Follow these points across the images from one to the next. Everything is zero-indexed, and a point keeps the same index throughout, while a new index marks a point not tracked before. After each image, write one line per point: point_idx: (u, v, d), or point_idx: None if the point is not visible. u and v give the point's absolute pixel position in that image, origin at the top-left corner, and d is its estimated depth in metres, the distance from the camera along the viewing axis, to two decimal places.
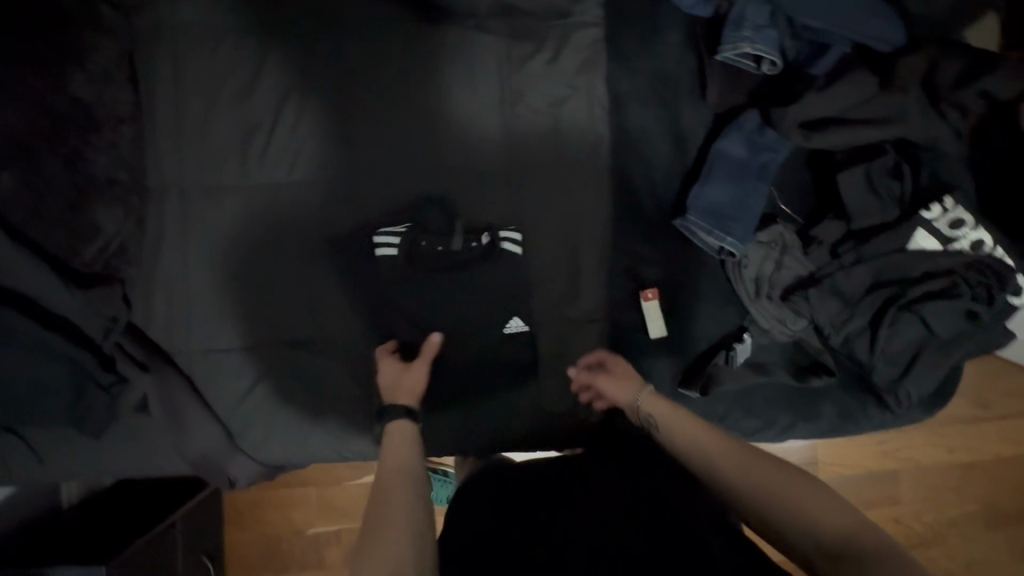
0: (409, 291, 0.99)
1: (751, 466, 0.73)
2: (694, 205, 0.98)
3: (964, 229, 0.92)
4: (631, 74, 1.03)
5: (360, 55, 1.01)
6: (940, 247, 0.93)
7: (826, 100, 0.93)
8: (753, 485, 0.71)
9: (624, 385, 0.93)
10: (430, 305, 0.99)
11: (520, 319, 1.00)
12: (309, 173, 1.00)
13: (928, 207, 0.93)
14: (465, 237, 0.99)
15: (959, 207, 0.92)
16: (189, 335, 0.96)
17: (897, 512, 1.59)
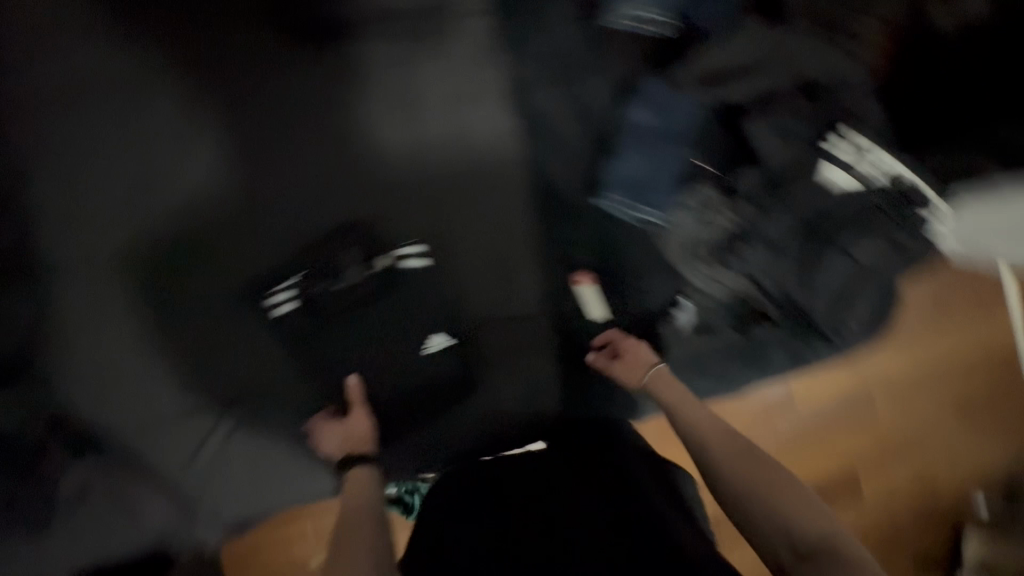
0: (338, 323, 0.96)
1: (748, 467, 0.76)
2: (608, 180, 0.97)
3: (868, 156, 0.91)
4: (527, 54, 1.00)
5: (242, 90, 0.97)
6: (847, 177, 0.92)
7: (715, 56, 0.95)
8: (743, 479, 0.75)
9: (636, 368, 0.94)
10: (363, 332, 0.96)
11: (440, 333, 0.99)
12: (214, 219, 0.96)
13: (825, 139, 0.93)
14: (362, 267, 0.96)
15: (855, 134, 0.92)
16: (122, 410, 0.92)
17: None
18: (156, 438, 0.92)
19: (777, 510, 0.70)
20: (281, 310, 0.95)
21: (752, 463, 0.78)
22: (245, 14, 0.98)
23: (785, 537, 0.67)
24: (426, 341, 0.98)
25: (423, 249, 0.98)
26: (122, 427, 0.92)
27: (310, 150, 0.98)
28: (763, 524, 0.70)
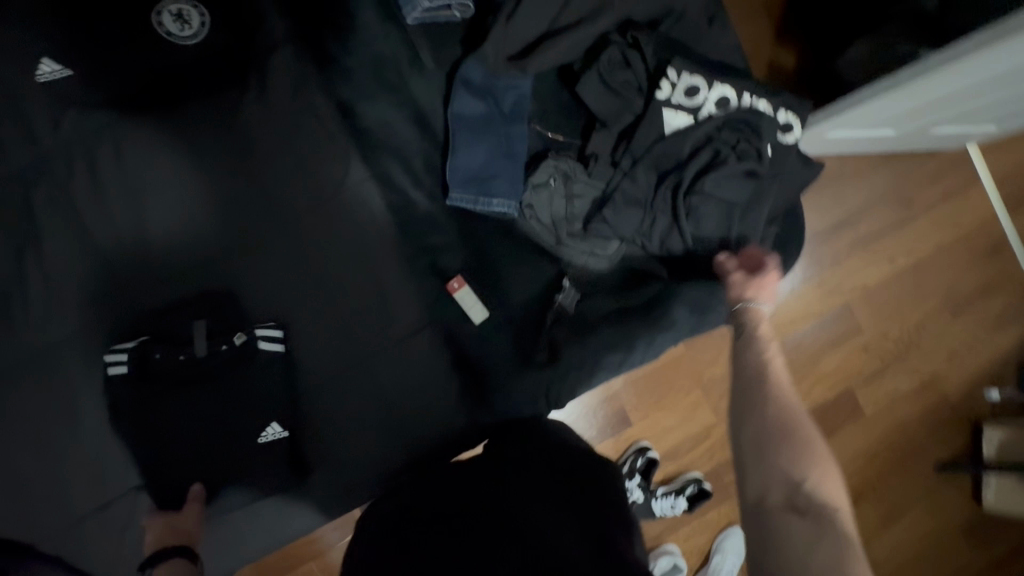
0: (182, 397, 0.90)
1: (788, 423, 0.66)
2: (454, 179, 0.93)
3: (703, 92, 0.89)
4: (346, 70, 0.97)
5: (74, 178, 0.95)
6: (690, 119, 0.91)
7: (523, 24, 0.89)
8: (773, 431, 0.66)
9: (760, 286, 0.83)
10: (212, 404, 0.91)
11: (276, 423, 0.93)
12: (80, 312, 0.95)
13: (659, 86, 0.89)
14: (212, 341, 0.92)
15: (685, 74, 0.88)
16: (37, 520, 0.92)
17: (863, 340, 1.51)
18: (74, 540, 0.92)
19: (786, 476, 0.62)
20: (112, 372, 0.90)
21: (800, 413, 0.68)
22: (46, 102, 0.94)
23: (785, 493, 0.60)
24: (263, 431, 0.93)
25: (278, 333, 0.94)
26: (37, 539, 0.91)
27: (155, 222, 0.96)
28: (760, 472, 0.64)
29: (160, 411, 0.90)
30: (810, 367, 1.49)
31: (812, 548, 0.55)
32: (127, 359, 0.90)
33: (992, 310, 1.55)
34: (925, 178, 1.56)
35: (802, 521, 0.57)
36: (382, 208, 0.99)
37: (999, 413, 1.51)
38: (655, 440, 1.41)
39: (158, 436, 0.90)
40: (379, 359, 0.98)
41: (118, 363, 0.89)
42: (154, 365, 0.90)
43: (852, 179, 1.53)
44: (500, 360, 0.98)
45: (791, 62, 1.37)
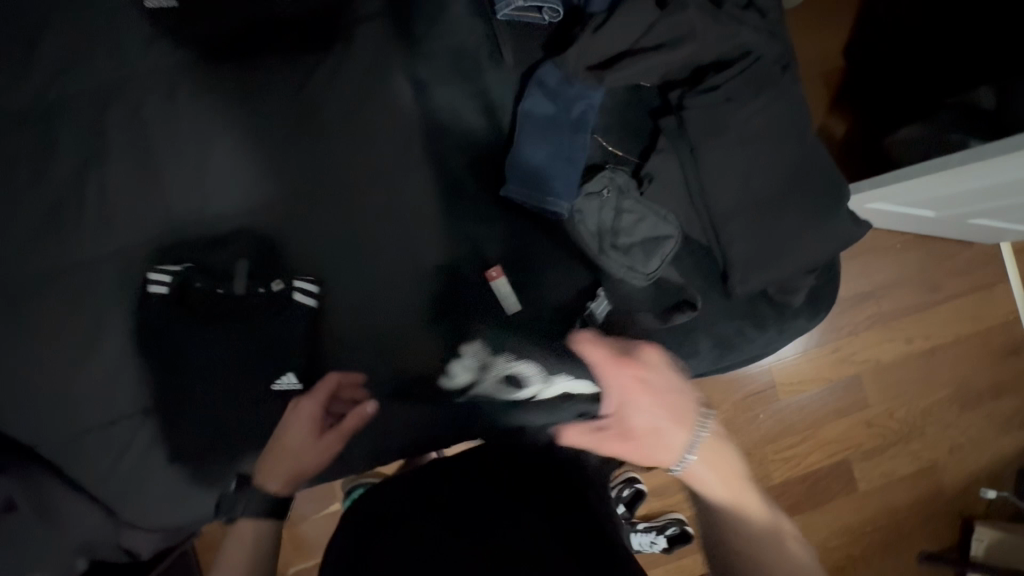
0: (213, 331, 0.94)
1: (733, 480, 0.80)
2: (513, 171, 0.95)
3: (504, 382, 0.96)
4: (428, 54, 1.00)
5: (151, 108, 0.99)
6: (501, 396, 0.96)
7: (606, 38, 0.92)
8: (734, 503, 0.78)
9: (648, 371, 0.82)
10: (238, 342, 0.95)
11: (293, 373, 0.95)
12: (129, 234, 0.97)
13: (446, 374, 0.97)
14: (250, 282, 0.96)
15: (474, 382, 0.96)
16: (41, 427, 0.93)
17: (866, 414, 1.53)
18: (74, 452, 0.93)
19: (751, 538, 0.76)
20: (154, 289, 0.94)
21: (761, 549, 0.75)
22: (144, 33, 0.99)
23: None
24: (279, 377, 0.95)
25: (314, 288, 0.96)
26: (41, 443, 0.93)
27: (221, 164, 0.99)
28: None
29: (192, 337, 0.94)
30: (808, 432, 1.51)
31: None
32: (169, 282, 0.94)
33: (999, 410, 1.56)
34: (956, 268, 1.57)
35: None
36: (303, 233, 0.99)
37: (991, 513, 1.51)
38: (646, 473, 1.40)
39: (187, 365, 0.94)
40: (402, 334, 0.98)
41: (158, 283, 0.94)
42: (194, 291, 0.95)
43: (885, 255, 1.55)
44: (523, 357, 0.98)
45: (842, 130, 1.40)
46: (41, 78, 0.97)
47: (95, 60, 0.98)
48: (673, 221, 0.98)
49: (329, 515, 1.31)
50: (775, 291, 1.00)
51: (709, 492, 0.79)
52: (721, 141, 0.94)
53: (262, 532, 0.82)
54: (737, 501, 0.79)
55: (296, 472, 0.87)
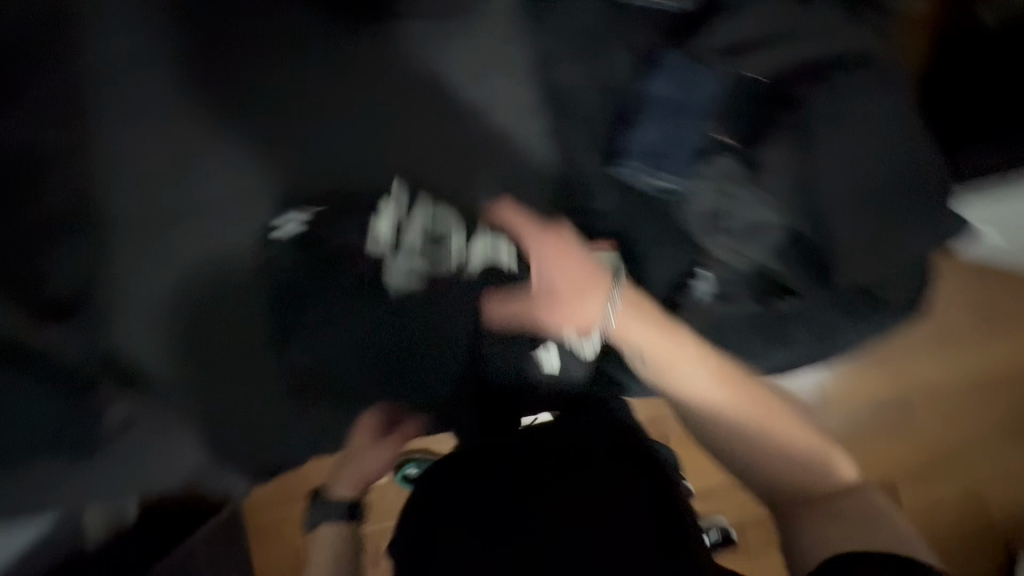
0: (323, 274, 0.96)
1: (726, 380, 0.77)
2: (628, 149, 1.00)
3: (411, 232, 0.98)
4: (551, 38, 1.07)
5: (292, 69, 1.07)
6: (417, 244, 0.97)
7: (729, 30, 1.00)
8: (754, 410, 0.76)
9: (576, 279, 0.79)
10: (345, 290, 0.95)
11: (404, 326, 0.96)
12: (262, 183, 1.04)
13: (377, 239, 0.97)
14: (369, 229, 0.98)
15: (404, 221, 1.00)
16: (162, 353, 0.97)
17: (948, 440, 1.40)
18: (192, 378, 0.97)
19: (767, 437, 0.75)
20: (285, 230, 1.01)
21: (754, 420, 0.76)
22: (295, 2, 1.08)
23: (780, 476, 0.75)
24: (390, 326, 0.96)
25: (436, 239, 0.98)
26: (161, 368, 0.96)
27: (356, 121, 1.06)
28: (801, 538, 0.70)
29: (315, 277, 0.97)
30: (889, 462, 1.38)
31: (810, 534, 0.70)
32: (302, 221, 1.01)
33: None
34: None
35: (826, 520, 0.70)
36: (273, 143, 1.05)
37: None
38: None
39: (298, 306, 0.97)
40: None
41: (288, 226, 1.01)
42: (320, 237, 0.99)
43: None
44: None
45: None
46: (208, 33, 1.08)
47: (251, 23, 1.08)
48: (778, 210, 1.00)
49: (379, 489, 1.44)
50: (875, 286, 1.02)
51: (717, 405, 0.76)
52: (835, 134, 0.98)
53: (337, 538, 0.98)
54: (726, 395, 0.77)
55: (365, 473, 1.02)
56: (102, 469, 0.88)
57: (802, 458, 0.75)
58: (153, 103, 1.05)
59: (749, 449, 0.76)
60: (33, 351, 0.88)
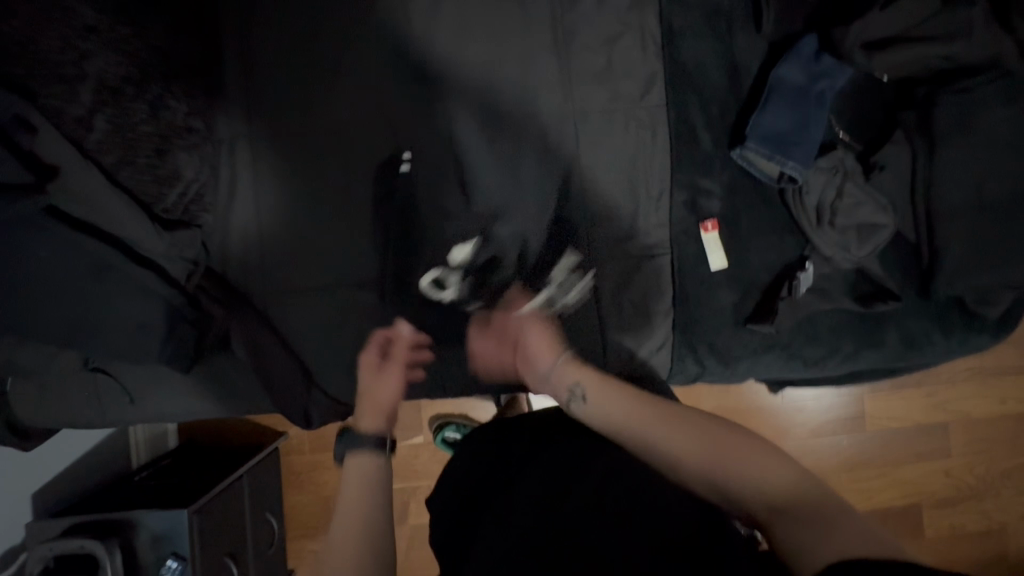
0: (441, 221, 1.01)
1: (669, 423, 0.75)
2: (755, 131, 0.97)
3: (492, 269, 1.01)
4: (687, 6, 1.03)
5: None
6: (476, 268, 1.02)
7: (885, 20, 0.93)
8: (686, 434, 0.73)
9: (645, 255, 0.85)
10: (463, 241, 1.01)
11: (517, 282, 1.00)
12: (372, 119, 0.99)
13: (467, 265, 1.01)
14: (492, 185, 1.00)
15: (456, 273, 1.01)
16: (264, 279, 0.99)
17: (947, 464, 1.76)
18: (295, 306, 0.99)
19: (710, 456, 0.69)
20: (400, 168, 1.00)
21: (703, 439, 0.71)
22: None
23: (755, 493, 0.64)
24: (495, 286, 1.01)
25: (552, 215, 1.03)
26: (263, 294, 0.98)
27: (462, 48, 1.01)
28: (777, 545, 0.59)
29: (430, 222, 1.01)
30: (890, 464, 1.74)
31: (797, 533, 0.57)
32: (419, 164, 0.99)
33: None
34: None
35: (797, 520, 0.58)
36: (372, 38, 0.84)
37: None
38: None
39: (413, 250, 1.01)
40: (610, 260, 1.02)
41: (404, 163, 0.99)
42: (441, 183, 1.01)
43: None
44: (714, 313, 1.01)
45: None
46: None
47: None
48: (890, 212, 0.99)
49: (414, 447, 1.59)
50: (972, 301, 1.02)
51: (666, 444, 0.74)
52: (964, 141, 0.96)
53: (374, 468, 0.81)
54: (670, 422, 0.75)
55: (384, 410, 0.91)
56: (210, 371, 0.96)
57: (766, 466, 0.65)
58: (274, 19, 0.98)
59: (683, 451, 0.72)
60: (160, 265, 0.88)
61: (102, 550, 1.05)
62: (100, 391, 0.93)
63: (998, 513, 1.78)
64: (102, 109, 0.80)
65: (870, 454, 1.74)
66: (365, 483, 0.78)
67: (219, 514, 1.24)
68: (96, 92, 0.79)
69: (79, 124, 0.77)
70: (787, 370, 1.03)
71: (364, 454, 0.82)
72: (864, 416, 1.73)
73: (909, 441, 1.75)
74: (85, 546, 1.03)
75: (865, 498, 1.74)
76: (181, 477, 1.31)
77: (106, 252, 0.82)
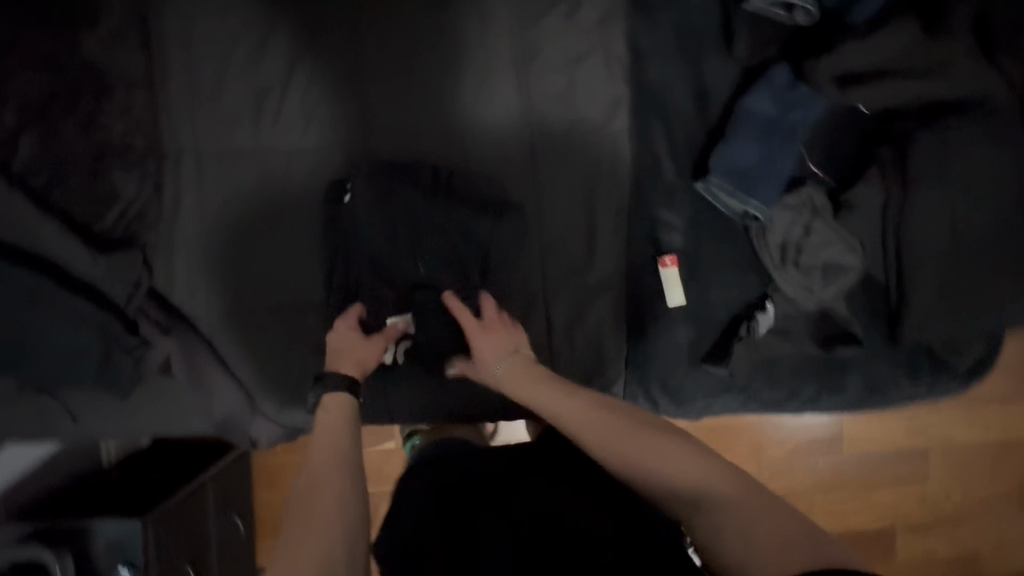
0: (392, 245, 0.97)
1: (592, 435, 0.74)
2: (718, 165, 0.93)
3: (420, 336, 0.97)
4: (656, 27, 0.98)
5: (368, 12, 0.96)
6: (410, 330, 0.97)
7: (861, 52, 0.88)
8: (603, 432, 0.74)
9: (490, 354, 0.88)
10: (418, 271, 0.97)
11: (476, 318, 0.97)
12: (322, 137, 0.96)
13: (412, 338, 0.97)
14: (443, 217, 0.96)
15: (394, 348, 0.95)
16: (210, 300, 0.94)
17: (924, 487, 1.72)
18: (233, 331, 0.95)
19: (635, 460, 0.70)
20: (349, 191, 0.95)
21: (623, 435, 0.72)
22: None
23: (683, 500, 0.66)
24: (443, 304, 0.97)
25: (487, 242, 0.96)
26: (202, 315, 0.94)
27: (418, 65, 0.97)
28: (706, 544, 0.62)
29: (374, 253, 0.96)
30: (867, 487, 1.70)
31: (715, 533, 0.62)
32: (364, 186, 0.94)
33: None
34: None
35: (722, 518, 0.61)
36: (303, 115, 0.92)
37: None
38: None
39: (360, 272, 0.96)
40: (565, 292, 0.99)
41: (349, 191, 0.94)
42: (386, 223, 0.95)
43: None
44: (670, 351, 0.98)
45: None
46: None
47: None
48: (860, 253, 0.94)
49: (382, 453, 1.54)
50: (940, 347, 0.98)
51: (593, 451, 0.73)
52: (941, 182, 0.91)
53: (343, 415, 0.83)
54: (599, 430, 0.74)
55: (360, 363, 0.88)
56: (149, 395, 0.94)
57: (688, 468, 0.67)
58: (218, 32, 0.93)
59: (612, 460, 0.71)
60: (99, 289, 0.86)
61: (53, 559, 1.05)
62: (43, 413, 0.92)
63: (974, 540, 1.74)
64: (28, 131, 0.83)
65: (848, 476, 1.70)
66: (338, 423, 0.81)
67: (178, 524, 1.22)
68: (21, 112, 0.83)
69: (4, 144, 0.81)
70: (744, 409, 1.01)
71: (341, 397, 0.84)
72: (843, 438, 1.69)
73: (886, 464, 1.71)
74: (36, 554, 1.04)
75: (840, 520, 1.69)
76: (146, 477, 1.32)
77: (36, 280, 0.80)
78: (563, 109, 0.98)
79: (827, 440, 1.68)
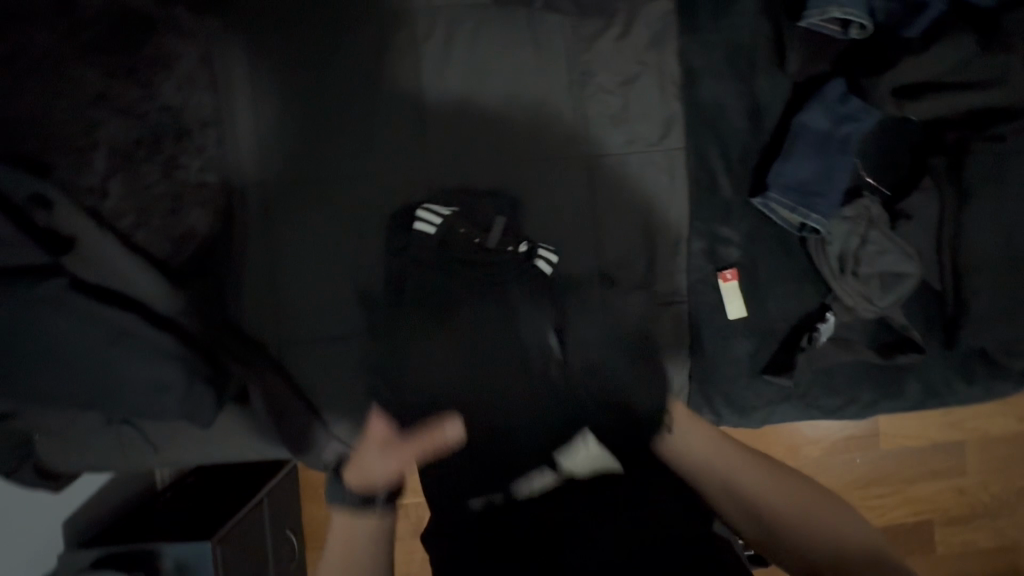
0: (447, 277, 0.95)
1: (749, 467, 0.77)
2: (776, 181, 0.95)
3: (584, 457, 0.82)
4: (707, 46, 0.99)
5: (426, 42, 0.99)
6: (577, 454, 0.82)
7: (922, 66, 0.90)
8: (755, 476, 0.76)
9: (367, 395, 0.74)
10: (470, 293, 0.95)
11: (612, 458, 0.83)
12: (384, 163, 0.99)
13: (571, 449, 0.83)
14: (502, 239, 0.95)
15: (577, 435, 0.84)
16: (279, 327, 0.99)
17: (963, 482, 1.67)
18: (305, 354, 0.99)
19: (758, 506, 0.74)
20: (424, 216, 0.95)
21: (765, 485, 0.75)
22: None
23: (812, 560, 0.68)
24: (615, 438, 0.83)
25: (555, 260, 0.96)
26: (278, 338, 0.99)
27: (475, 87, 0.99)
28: None
29: (430, 278, 0.95)
30: (907, 483, 1.65)
31: None
32: (435, 224, 0.95)
33: None
34: None
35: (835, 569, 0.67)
36: (371, 156, 0.99)
37: None
38: None
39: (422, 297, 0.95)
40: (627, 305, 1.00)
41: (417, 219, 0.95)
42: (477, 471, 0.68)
43: None
44: (733, 364, 1.00)
45: None
46: None
47: None
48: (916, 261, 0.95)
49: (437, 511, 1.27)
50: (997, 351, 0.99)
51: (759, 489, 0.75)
52: (996, 191, 0.92)
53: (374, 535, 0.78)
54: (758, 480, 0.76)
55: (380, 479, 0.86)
56: (226, 422, 0.97)
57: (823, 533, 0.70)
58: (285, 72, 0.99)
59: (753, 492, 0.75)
60: (180, 322, 0.87)
61: None
62: (121, 441, 0.95)
63: (1014, 530, 1.69)
64: (114, 174, 0.86)
65: (888, 471, 1.65)
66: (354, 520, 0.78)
67: (241, 544, 1.16)
68: (108, 159, 0.85)
69: (92, 191, 0.84)
70: (804, 416, 1.02)
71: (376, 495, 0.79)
72: (879, 435, 1.63)
73: (924, 459, 1.66)
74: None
75: (878, 514, 1.65)
76: (200, 501, 1.25)
77: (127, 320, 0.81)
78: (617, 129, 1.00)
79: (867, 436, 1.64)
